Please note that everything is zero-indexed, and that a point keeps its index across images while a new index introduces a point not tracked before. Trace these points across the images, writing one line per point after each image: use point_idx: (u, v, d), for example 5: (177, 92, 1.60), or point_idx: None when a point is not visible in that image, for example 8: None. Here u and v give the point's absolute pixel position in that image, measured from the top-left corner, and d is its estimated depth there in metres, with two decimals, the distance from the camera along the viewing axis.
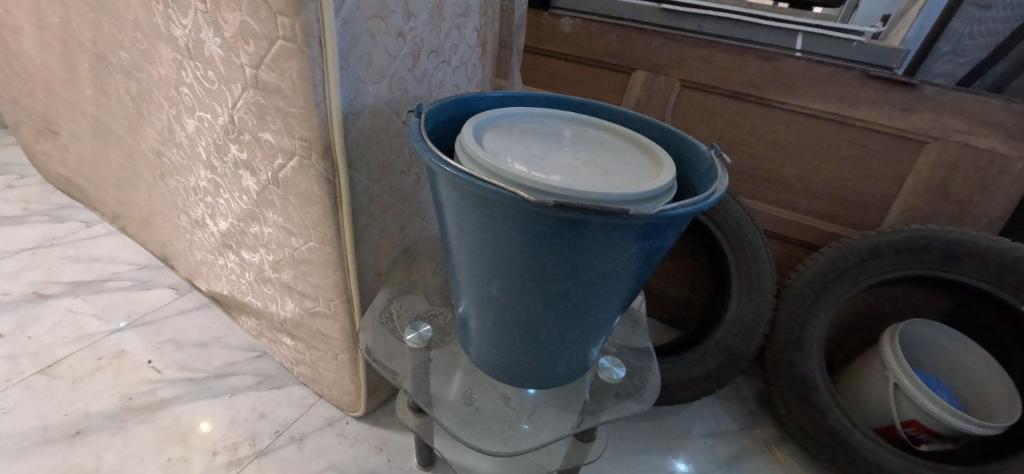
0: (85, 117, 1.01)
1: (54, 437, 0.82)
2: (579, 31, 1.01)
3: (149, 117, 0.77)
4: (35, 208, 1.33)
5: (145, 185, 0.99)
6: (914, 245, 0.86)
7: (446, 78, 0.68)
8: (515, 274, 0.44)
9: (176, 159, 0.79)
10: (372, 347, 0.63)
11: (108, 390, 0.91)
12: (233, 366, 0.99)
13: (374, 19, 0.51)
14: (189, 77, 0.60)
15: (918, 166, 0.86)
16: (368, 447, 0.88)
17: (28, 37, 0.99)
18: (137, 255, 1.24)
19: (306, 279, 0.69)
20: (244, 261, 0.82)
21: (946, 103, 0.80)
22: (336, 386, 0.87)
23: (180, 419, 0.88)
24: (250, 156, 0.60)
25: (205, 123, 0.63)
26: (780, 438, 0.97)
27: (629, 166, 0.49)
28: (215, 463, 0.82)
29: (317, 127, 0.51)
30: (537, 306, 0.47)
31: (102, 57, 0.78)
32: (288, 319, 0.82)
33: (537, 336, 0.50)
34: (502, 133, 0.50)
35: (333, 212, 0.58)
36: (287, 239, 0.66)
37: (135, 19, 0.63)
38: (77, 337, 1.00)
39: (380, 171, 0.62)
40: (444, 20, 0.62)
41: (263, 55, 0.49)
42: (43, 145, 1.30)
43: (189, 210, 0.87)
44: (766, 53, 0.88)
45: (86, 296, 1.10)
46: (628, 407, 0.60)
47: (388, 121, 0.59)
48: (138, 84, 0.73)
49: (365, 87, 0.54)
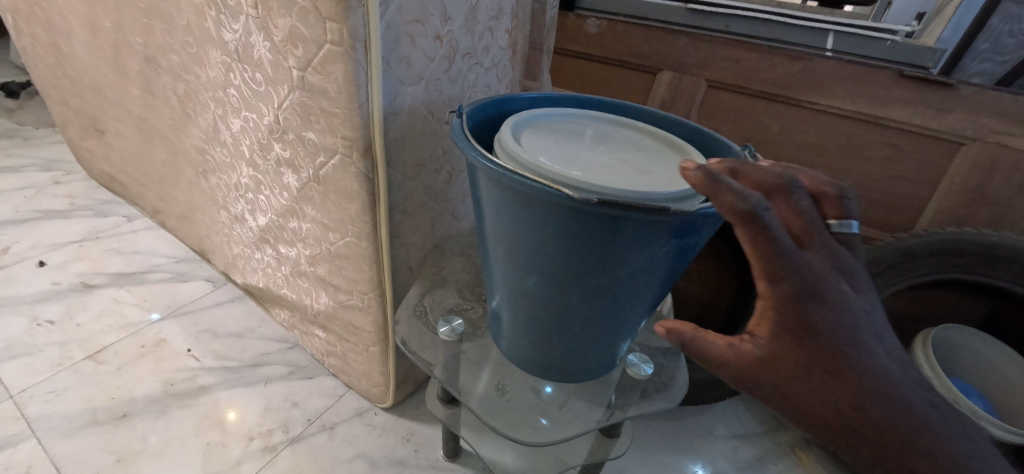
0: (131, 117, 1.06)
1: (102, 419, 0.87)
2: (605, 32, 1.02)
3: (195, 117, 0.81)
4: (80, 203, 1.40)
5: (186, 181, 1.04)
6: (948, 248, 0.86)
7: (478, 79, 0.69)
8: (550, 268, 0.46)
9: (219, 157, 0.82)
10: (408, 339, 0.65)
11: (150, 376, 0.96)
12: (267, 356, 1.03)
13: (413, 23, 0.53)
14: (237, 79, 0.63)
15: (954, 168, 0.84)
16: (395, 437, 0.91)
17: (80, 41, 1.05)
18: (175, 248, 1.29)
19: (340, 272, 0.72)
20: (281, 255, 0.85)
21: (984, 104, 0.78)
22: (365, 378, 0.90)
23: (216, 405, 0.92)
24: (293, 154, 0.63)
25: (250, 122, 0.66)
26: (806, 442, 0.96)
27: (663, 165, 0.50)
28: (251, 448, 0.86)
29: (359, 127, 0.53)
30: (573, 300, 0.48)
31: (152, 60, 0.82)
32: (322, 311, 0.85)
33: (571, 330, 0.51)
34: (537, 133, 0.52)
35: (371, 209, 0.60)
36: (325, 233, 0.68)
37: (186, 24, 0.67)
38: (121, 325, 1.06)
39: (416, 169, 0.64)
40: (478, 23, 0.64)
41: (310, 57, 0.51)
42: (89, 143, 1.37)
43: (229, 205, 0.91)
44: (795, 53, 0.87)
45: (128, 287, 1.16)
46: (654, 403, 0.61)
47: (424, 121, 0.61)
48: (186, 85, 0.77)
49: (404, 88, 0.56)
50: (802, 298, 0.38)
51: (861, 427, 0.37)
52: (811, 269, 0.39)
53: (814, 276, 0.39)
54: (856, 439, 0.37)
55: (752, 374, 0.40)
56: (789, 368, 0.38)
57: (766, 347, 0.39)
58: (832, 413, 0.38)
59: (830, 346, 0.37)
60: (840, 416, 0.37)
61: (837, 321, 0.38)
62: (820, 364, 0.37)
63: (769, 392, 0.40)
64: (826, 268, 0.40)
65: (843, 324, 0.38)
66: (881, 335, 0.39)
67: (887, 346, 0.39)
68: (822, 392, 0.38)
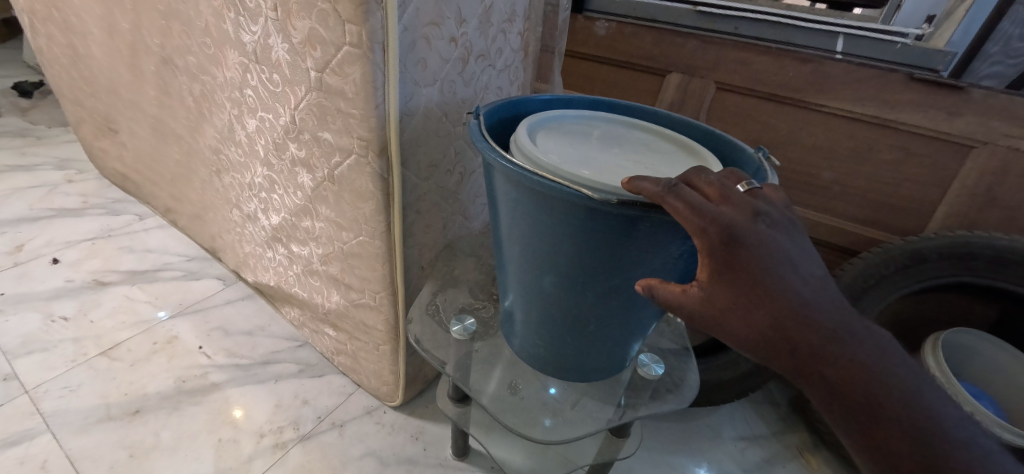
0: (145, 117, 1.08)
1: (115, 415, 0.88)
2: (613, 34, 1.03)
3: (210, 116, 0.82)
4: (93, 202, 1.42)
5: (199, 181, 1.05)
6: (959, 251, 0.85)
7: (491, 81, 0.70)
8: (565, 268, 0.46)
9: (233, 156, 0.83)
10: (421, 337, 0.66)
11: (163, 373, 0.97)
12: (277, 354, 1.04)
13: (430, 26, 0.54)
14: (254, 80, 0.64)
15: (965, 171, 0.84)
16: (404, 435, 0.91)
17: (96, 42, 1.07)
18: (186, 247, 1.31)
19: (353, 272, 0.73)
20: (293, 254, 0.86)
21: (996, 107, 0.78)
22: (375, 376, 0.91)
23: (228, 402, 0.93)
24: (308, 154, 0.64)
25: (266, 122, 0.67)
26: (814, 445, 0.96)
27: (678, 167, 0.50)
28: (262, 445, 0.87)
29: (375, 128, 0.54)
30: (587, 299, 0.48)
31: (168, 61, 0.84)
32: (333, 309, 0.86)
33: (585, 330, 0.52)
34: (552, 134, 0.52)
35: (385, 209, 0.61)
36: (338, 233, 0.69)
37: (204, 26, 0.68)
38: (134, 322, 1.07)
39: (429, 169, 0.65)
40: (491, 25, 0.65)
41: (329, 59, 0.52)
42: (102, 142, 1.39)
43: (242, 204, 0.92)
44: (804, 56, 0.88)
45: (141, 285, 1.17)
46: (665, 402, 0.62)
47: (438, 122, 0.62)
48: (202, 86, 0.78)
49: (419, 90, 0.57)
50: (721, 244, 0.37)
51: (790, 355, 0.36)
52: (730, 215, 0.38)
53: (729, 223, 0.38)
54: (790, 365, 0.37)
55: (696, 317, 0.40)
56: (725, 310, 0.38)
57: (700, 292, 0.39)
58: (766, 346, 0.38)
59: (756, 285, 0.37)
60: (773, 346, 0.37)
61: (758, 260, 0.37)
62: (749, 298, 0.37)
63: (710, 331, 0.40)
64: (745, 209, 0.39)
65: (764, 256, 0.37)
66: (804, 266, 0.38)
67: (811, 274, 0.39)
68: (756, 329, 0.37)
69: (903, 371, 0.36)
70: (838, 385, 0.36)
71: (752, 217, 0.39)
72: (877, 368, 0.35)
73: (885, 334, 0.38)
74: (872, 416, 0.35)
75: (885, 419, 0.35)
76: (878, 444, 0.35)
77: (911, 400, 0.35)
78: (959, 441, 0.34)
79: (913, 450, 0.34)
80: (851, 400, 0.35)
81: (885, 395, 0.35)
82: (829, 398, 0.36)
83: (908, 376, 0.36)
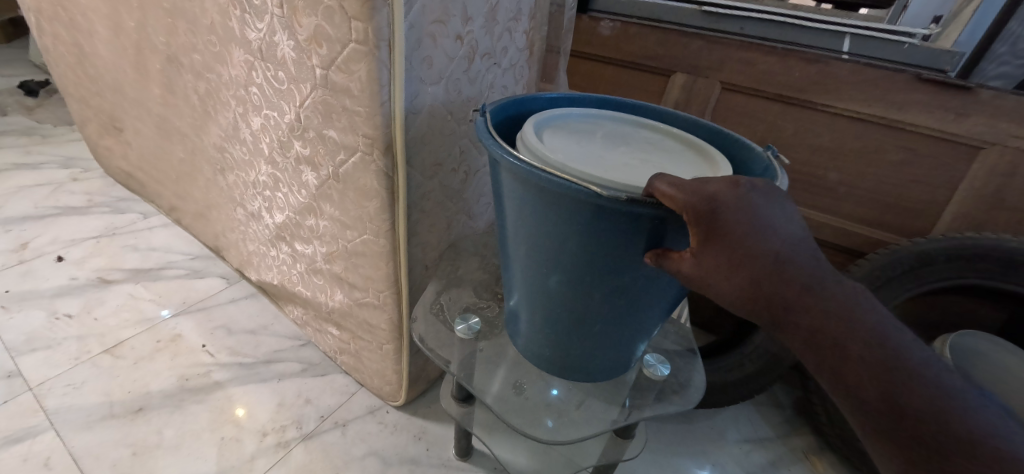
0: (151, 115, 1.08)
1: (118, 413, 0.88)
2: (618, 34, 1.02)
3: (215, 115, 0.82)
4: (97, 200, 1.42)
5: (204, 179, 1.06)
6: (967, 253, 0.84)
7: (496, 79, 0.70)
8: (572, 266, 0.46)
9: (238, 155, 0.83)
10: (425, 336, 0.66)
11: (166, 371, 0.97)
12: (280, 353, 1.04)
13: (435, 24, 0.54)
14: (259, 78, 0.64)
15: (973, 172, 0.83)
16: (407, 435, 0.91)
17: (102, 41, 1.07)
18: (190, 245, 1.31)
19: (356, 270, 0.72)
20: (296, 252, 0.86)
21: (1005, 108, 0.77)
22: (378, 376, 0.91)
23: (230, 401, 0.93)
24: (313, 152, 0.64)
25: (271, 120, 0.67)
26: (820, 448, 0.95)
27: (685, 165, 0.50)
28: (264, 444, 0.87)
29: (380, 125, 0.53)
30: (593, 298, 0.48)
31: (174, 59, 0.84)
32: (336, 308, 0.86)
33: (590, 329, 0.52)
34: (559, 131, 0.52)
35: (390, 207, 0.61)
36: (342, 231, 0.69)
37: (210, 24, 0.68)
38: (138, 320, 1.07)
39: (434, 168, 0.65)
40: (497, 24, 0.64)
41: (334, 56, 0.52)
42: (107, 141, 1.39)
43: (246, 203, 0.92)
44: (810, 56, 0.87)
45: (145, 283, 1.17)
46: (671, 403, 0.61)
47: (443, 120, 0.62)
48: (207, 84, 0.78)
49: (424, 88, 0.56)
50: (703, 213, 0.38)
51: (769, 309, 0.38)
52: (710, 184, 0.38)
53: (713, 194, 0.38)
54: (773, 319, 0.39)
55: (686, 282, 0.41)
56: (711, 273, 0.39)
57: (688, 257, 0.40)
58: (750, 303, 0.39)
59: (739, 250, 0.38)
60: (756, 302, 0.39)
61: (740, 227, 0.38)
62: (731, 260, 0.38)
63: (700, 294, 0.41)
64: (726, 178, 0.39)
65: (745, 220, 0.38)
66: (790, 231, 0.39)
67: (795, 238, 0.39)
68: (740, 290, 0.39)
69: (880, 324, 0.36)
70: (812, 334, 0.37)
71: (735, 186, 0.39)
72: (852, 315, 0.36)
73: (860, 286, 0.38)
74: (848, 366, 0.36)
75: (863, 373, 0.36)
76: (857, 395, 0.36)
77: (891, 355, 0.35)
78: (935, 386, 0.35)
79: (891, 402, 0.35)
80: (827, 346, 0.37)
81: (862, 349, 0.36)
82: (809, 347, 0.38)
83: (884, 328, 0.36)
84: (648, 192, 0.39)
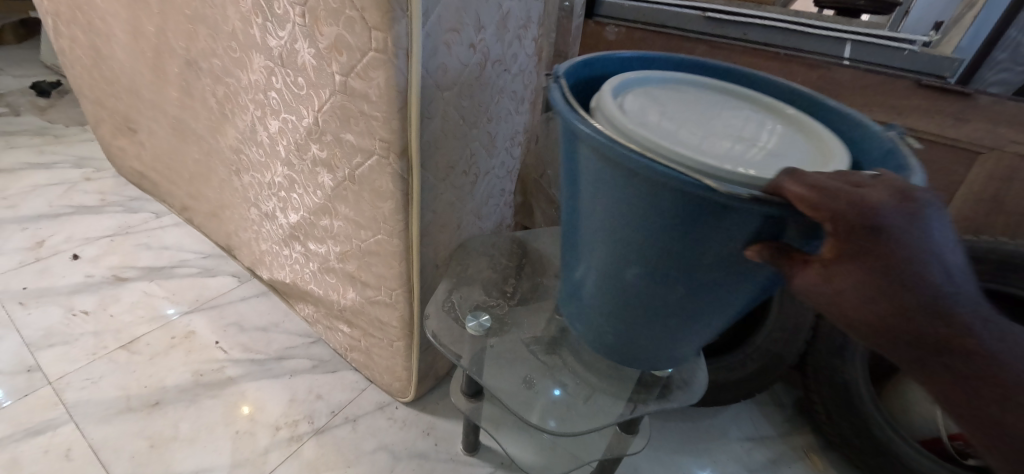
0: (166, 116, 1.11)
1: (136, 406, 0.91)
2: (623, 39, 1.05)
3: (232, 118, 0.84)
4: (111, 199, 1.45)
5: (218, 180, 1.08)
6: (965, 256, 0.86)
7: (506, 85, 0.72)
8: (658, 253, 0.45)
9: (254, 156, 0.86)
10: (439, 333, 0.68)
11: (180, 366, 0.99)
12: (291, 350, 1.06)
13: (451, 32, 0.56)
14: (278, 82, 0.66)
15: (971, 176, 0.85)
16: (416, 431, 0.93)
17: (120, 44, 1.10)
18: (201, 244, 1.34)
19: (369, 269, 0.75)
20: (309, 251, 0.88)
21: (1003, 113, 0.79)
22: (388, 372, 0.93)
23: (243, 396, 0.95)
24: (330, 155, 0.66)
25: (289, 124, 0.69)
26: (820, 446, 0.97)
27: (795, 146, 0.49)
28: (278, 438, 0.89)
29: (397, 130, 0.56)
30: (670, 283, 0.47)
31: (192, 63, 0.86)
32: (348, 306, 0.88)
33: (663, 315, 0.50)
34: (651, 100, 0.53)
35: (404, 208, 0.63)
36: (356, 231, 0.71)
37: (231, 30, 0.70)
38: (152, 317, 1.10)
39: (446, 170, 0.67)
40: (508, 31, 0.67)
41: (354, 63, 0.54)
42: (121, 141, 1.42)
43: (260, 203, 0.95)
44: (812, 62, 0.89)
45: (159, 281, 1.20)
46: (673, 399, 0.63)
47: (455, 125, 0.64)
48: (226, 88, 0.81)
49: (439, 93, 0.59)
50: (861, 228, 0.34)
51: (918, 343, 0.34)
52: (871, 197, 0.34)
53: (868, 202, 0.34)
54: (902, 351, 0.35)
55: (816, 299, 0.37)
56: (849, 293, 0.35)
57: (824, 271, 0.36)
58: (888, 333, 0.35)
59: (893, 270, 0.34)
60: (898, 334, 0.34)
61: (900, 245, 0.34)
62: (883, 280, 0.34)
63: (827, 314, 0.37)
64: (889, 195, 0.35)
65: (906, 239, 0.34)
66: (951, 255, 0.35)
67: (955, 265, 0.35)
68: (879, 314, 0.34)
69: None
70: (960, 373, 0.33)
71: (902, 197, 0.35)
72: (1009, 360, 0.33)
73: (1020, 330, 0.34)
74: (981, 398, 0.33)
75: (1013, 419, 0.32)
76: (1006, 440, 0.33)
77: None
78: None
79: None
80: (974, 390, 0.33)
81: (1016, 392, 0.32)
82: (942, 382, 0.34)
83: None
84: (776, 191, 0.36)
